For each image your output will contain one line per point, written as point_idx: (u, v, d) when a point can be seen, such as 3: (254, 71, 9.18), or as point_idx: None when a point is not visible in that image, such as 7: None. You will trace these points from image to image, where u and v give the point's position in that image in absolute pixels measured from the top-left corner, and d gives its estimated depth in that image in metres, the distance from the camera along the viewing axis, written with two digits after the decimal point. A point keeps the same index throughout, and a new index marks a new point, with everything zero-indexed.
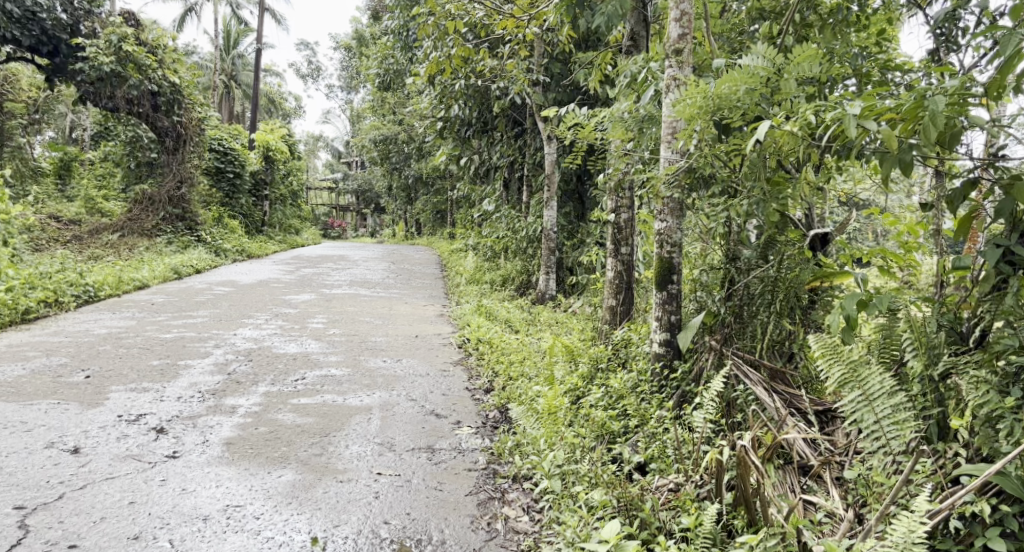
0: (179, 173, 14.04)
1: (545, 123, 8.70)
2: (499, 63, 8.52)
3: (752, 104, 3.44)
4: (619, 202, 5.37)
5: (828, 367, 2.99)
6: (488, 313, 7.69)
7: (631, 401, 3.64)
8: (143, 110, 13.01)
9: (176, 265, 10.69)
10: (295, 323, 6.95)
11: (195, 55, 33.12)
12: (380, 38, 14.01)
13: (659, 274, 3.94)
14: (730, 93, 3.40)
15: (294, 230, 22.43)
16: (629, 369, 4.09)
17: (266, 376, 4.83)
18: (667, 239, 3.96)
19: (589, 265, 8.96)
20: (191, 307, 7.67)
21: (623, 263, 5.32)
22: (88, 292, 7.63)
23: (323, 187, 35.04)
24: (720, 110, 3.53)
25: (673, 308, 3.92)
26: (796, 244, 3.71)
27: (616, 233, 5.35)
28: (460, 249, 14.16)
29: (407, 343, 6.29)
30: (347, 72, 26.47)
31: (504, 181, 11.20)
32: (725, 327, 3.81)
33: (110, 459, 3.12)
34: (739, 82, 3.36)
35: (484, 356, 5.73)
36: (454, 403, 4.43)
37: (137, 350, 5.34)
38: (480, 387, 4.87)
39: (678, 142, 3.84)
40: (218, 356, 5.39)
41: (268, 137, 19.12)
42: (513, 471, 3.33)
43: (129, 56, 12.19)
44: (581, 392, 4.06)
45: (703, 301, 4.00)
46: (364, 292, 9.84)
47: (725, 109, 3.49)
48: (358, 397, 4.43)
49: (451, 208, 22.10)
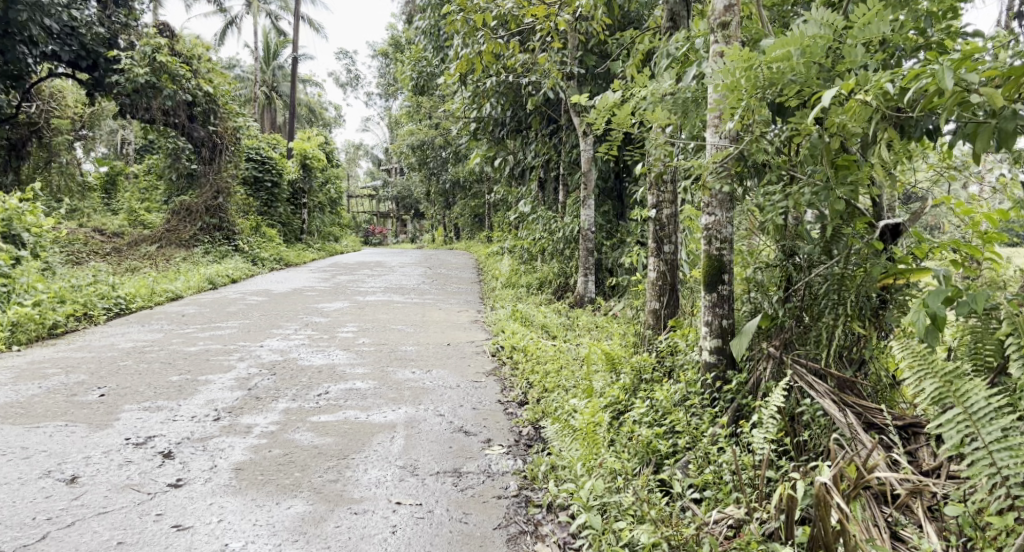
0: (216, 184, 14.06)
1: (580, 118, 8.38)
2: (532, 58, 8.19)
3: (809, 77, 3.03)
4: (661, 197, 4.97)
5: (917, 380, 2.58)
6: (524, 318, 7.35)
7: (680, 417, 3.25)
8: (180, 121, 13.07)
9: (212, 275, 10.64)
10: (324, 333, 6.72)
11: (238, 69, 33.80)
12: (413, 41, 13.85)
13: (708, 273, 3.53)
14: (781, 71, 3.00)
15: (333, 238, 22.48)
16: (675, 381, 3.69)
17: (287, 391, 4.57)
18: (716, 234, 3.55)
19: (630, 266, 8.58)
20: (221, 318, 7.52)
21: (666, 262, 4.92)
22: (120, 305, 7.55)
23: (363, 194, 35.28)
24: (772, 87, 3.12)
25: (724, 312, 3.50)
26: (864, 237, 3.26)
27: (658, 230, 4.94)
28: (496, 253, 13.88)
29: (438, 351, 6.00)
30: (385, 79, 26.56)
31: (540, 182, 10.87)
32: (784, 333, 3.39)
33: (106, 490, 2.88)
34: (795, 54, 2.97)
35: (518, 365, 5.40)
36: (485, 419, 4.10)
37: (159, 365, 5.15)
38: (514, 399, 4.53)
39: (725, 125, 3.44)
40: (241, 369, 5.16)
41: (306, 144, 19.14)
42: (548, 499, 2.98)
43: (163, 67, 12.22)
44: (624, 406, 3.69)
45: (756, 304, 3.58)
46: (398, 298, 9.62)
47: (777, 88, 3.09)
48: (382, 414, 4.14)
49: (488, 211, 21.87)
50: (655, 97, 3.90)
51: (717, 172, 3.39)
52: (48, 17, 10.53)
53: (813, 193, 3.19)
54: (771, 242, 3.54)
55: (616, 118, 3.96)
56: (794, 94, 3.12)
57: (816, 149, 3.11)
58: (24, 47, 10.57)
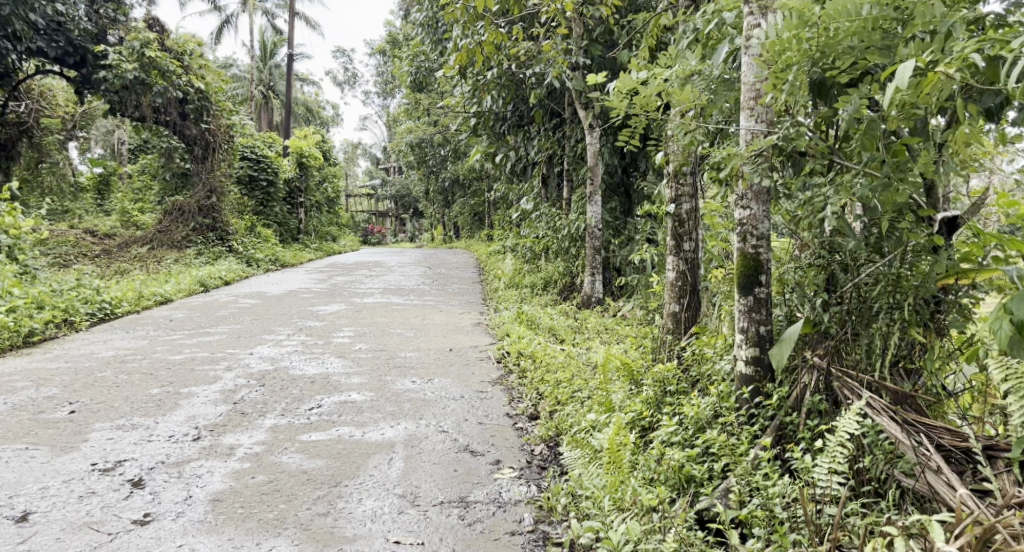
0: (209, 183, 13.67)
1: (585, 110, 8.05)
2: (536, 47, 7.81)
3: (868, 48, 2.65)
4: (681, 191, 4.59)
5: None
6: (530, 320, 6.98)
7: (715, 437, 2.90)
8: (171, 118, 12.69)
9: (204, 277, 10.27)
10: (319, 338, 6.34)
11: (234, 68, 33.46)
12: (411, 35, 13.46)
13: (742, 275, 3.14)
14: (838, 34, 2.64)
15: (331, 238, 22.12)
16: (703, 395, 3.32)
17: (277, 405, 4.19)
18: (752, 230, 3.15)
19: (639, 264, 8.22)
20: (211, 323, 7.14)
21: (686, 262, 4.55)
22: (104, 310, 7.16)
23: (361, 194, 34.92)
24: (822, 59, 2.75)
25: (762, 318, 3.11)
26: (922, 233, 2.84)
27: (676, 227, 4.58)
28: (497, 251, 13.51)
29: (440, 358, 5.62)
30: (383, 77, 26.19)
31: (543, 178, 10.49)
32: (830, 341, 3.03)
33: (59, 531, 2.52)
34: (853, 19, 2.57)
35: (526, 372, 5.03)
36: (492, 435, 3.74)
37: (139, 376, 4.76)
38: (523, 412, 4.16)
39: (764, 108, 3.07)
40: (228, 380, 4.77)
41: (302, 143, 18.72)
42: (569, 538, 2.63)
43: (152, 62, 11.81)
44: (647, 423, 3.34)
45: (794, 310, 3.20)
46: (397, 300, 9.24)
47: (830, 58, 2.73)
48: (380, 430, 3.77)
49: (488, 209, 21.53)
50: (681, 76, 3.51)
51: (756, 162, 3.01)
52: (32, 11, 10.11)
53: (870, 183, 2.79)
54: (812, 239, 3.17)
55: (636, 100, 3.57)
56: (847, 67, 2.76)
57: (873, 134, 2.76)
58: (8, 42, 10.16)
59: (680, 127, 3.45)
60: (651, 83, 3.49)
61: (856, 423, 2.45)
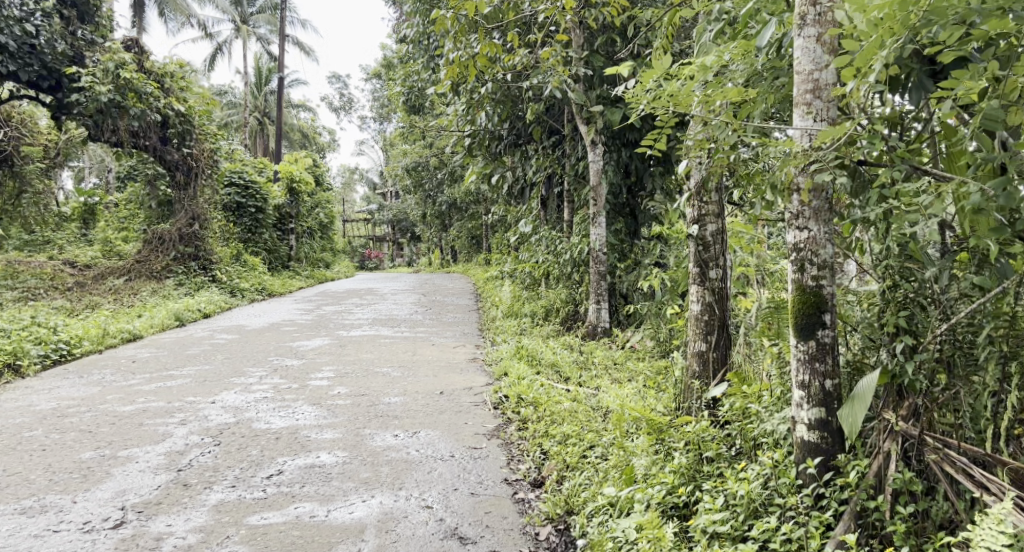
0: (191, 210, 12.99)
1: (587, 125, 7.51)
2: (534, 57, 7.21)
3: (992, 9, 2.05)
4: (704, 211, 3.94)
5: None
6: (531, 355, 6.30)
7: (778, 530, 2.28)
8: (151, 143, 12.11)
9: (181, 310, 9.57)
10: (293, 382, 5.63)
11: (229, 95, 33.13)
12: (402, 54, 12.95)
13: (801, 314, 2.47)
14: None
15: (323, 264, 21.45)
16: (750, 464, 2.69)
17: (230, 471, 3.51)
18: (811, 256, 2.49)
19: (649, 290, 7.57)
20: (178, 363, 6.45)
21: (714, 292, 3.89)
22: (59, 352, 6.47)
23: (359, 220, 34.38)
24: (921, 28, 2.16)
25: (828, 370, 2.45)
26: None
27: (700, 252, 3.94)
28: (495, 277, 12.85)
29: (429, 404, 4.92)
30: (378, 101, 25.77)
31: (543, 199, 9.84)
32: (914, 396, 2.41)
33: None
34: None
35: (528, 422, 4.33)
36: (486, 510, 3.07)
37: (73, 435, 4.06)
38: (524, 478, 3.47)
39: (827, 98, 2.42)
40: (178, 438, 4.07)
41: (292, 167, 18.12)
42: None
43: (128, 84, 11.21)
44: (684, 501, 2.70)
45: (862, 357, 2.57)
46: (386, 332, 8.56)
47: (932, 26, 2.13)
48: (348, 508, 3.08)
49: (486, 233, 20.95)
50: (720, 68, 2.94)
51: (828, 163, 2.34)
52: None
53: (985, 185, 2.08)
54: (879, 265, 2.57)
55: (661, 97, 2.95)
56: (955, 40, 2.16)
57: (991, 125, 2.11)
58: None
59: (721, 128, 2.87)
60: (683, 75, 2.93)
61: (1002, 541, 1.90)
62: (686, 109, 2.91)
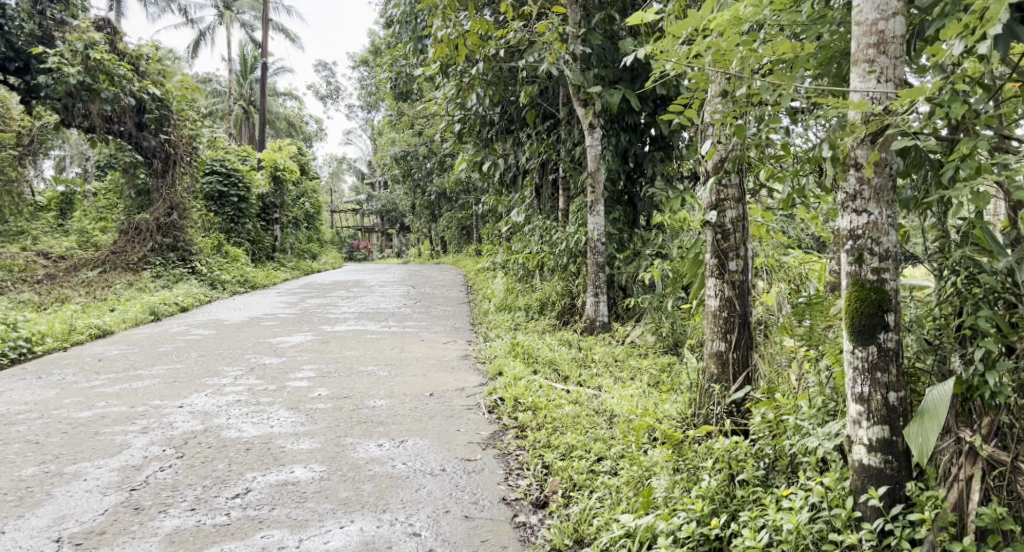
0: (170, 198, 12.44)
1: (585, 108, 7.10)
2: (528, 33, 6.76)
3: None
4: (722, 196, 3.52)
5: None
6: (527, 353, 5.89)
7: None
8: (126, 128, 11.56)
9: (156, 303, 9.08)
10: (270, 383, 5.19)
11: (213, 83, 32.45)
12: (390, 38, 12.48)
13: (859, 314, 2.10)
14: None
15: (310, 255, 20.91)
16: (793, 488, 2.35)
17: (190, 490, 3.10)
18: (870, 245, 2.12)
19: (650, 283, 7.21)
20: (149, 362, 6.00)
21: (734, 285, 3.49)
22: (18, 350, 6.01)
23: (347, 210, 33.84)
24: None
25: (890, 381, 2.09)
26: None
27: (718, 241, 3.54)
28: (486, 269, 12.42)
29: (417, 408, 4.50)
30: (366, 89, 25.21)
31: (536, 187, 9.40)
32: (1000, 413, 2.10)
33: None
34: None
35: (526, 431, 3.93)
36: (483, 539, 2.67)
37: (17, 447, 3.62)
38: (525, 497, 3.07)
39: (895, 52, 2.04)
40: (136, 449, 3.63)
41: (276, 156, 17.55)
42: None
43: (100, 66, 10.62)
44: (716, 534, 2.34)
45: (916, 362, 2.32)
46: (373, 327, 8.14)
47: None
48: (324, 537, 2.68)
49: (476, 223, 20.49)
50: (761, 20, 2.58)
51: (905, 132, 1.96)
52: None
53: None
54: (941, 259, 2.30)
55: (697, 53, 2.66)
56: None
57: None
58: None
59: (766, 89, 2.52)
60: (719, 26, 2.55)
61: None
62: (725, 67, 2.57)
